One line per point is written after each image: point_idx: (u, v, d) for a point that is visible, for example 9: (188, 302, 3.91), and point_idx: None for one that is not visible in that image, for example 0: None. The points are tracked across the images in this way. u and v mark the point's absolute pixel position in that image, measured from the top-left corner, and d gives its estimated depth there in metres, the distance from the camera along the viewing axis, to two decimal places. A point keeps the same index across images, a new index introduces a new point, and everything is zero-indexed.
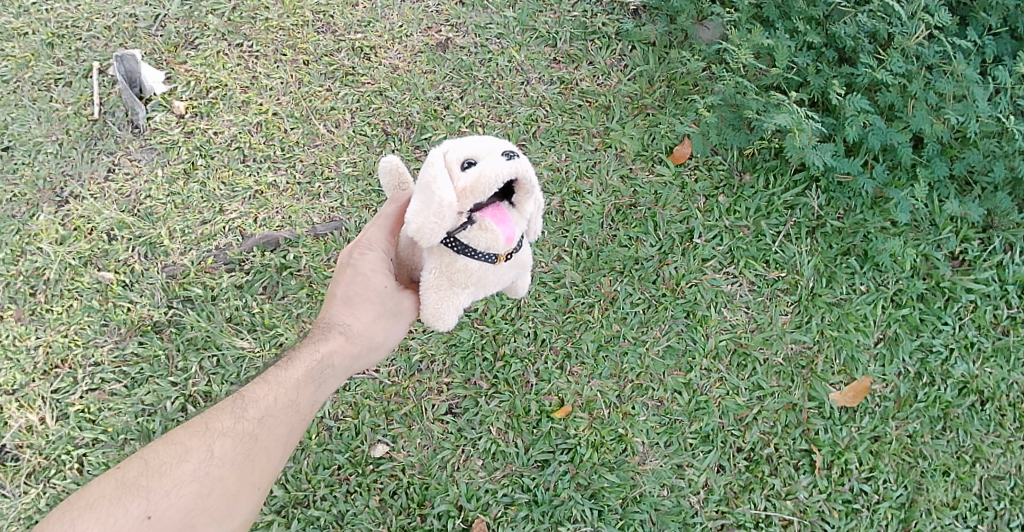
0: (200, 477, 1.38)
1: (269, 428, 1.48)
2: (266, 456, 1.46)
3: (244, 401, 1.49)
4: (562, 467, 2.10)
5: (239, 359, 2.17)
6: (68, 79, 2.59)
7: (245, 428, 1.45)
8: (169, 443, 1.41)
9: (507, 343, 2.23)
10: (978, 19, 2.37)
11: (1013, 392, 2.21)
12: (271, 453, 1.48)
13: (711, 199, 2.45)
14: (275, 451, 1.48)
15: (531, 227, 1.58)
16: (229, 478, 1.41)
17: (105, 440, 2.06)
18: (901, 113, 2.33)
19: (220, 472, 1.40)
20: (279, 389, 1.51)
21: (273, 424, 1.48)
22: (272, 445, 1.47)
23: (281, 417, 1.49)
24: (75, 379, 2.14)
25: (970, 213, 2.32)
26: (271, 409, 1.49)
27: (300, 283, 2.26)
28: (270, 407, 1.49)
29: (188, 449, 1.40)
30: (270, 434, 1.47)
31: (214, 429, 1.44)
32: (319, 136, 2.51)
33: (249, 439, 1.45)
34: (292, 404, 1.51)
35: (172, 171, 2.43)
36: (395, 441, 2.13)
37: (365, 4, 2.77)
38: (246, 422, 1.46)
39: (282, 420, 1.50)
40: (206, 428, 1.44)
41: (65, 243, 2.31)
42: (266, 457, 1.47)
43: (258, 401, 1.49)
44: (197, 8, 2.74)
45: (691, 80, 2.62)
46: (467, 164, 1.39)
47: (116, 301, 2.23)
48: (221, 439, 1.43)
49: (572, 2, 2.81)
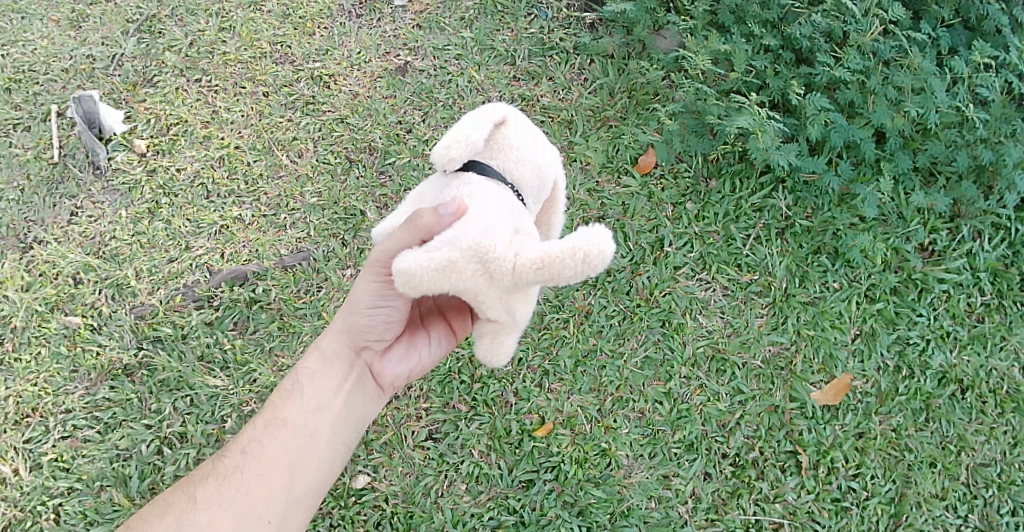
0: (188, 518, 1.49)
1: (252, 452, 1.60)
2: (262, 479, 1.56)
3: (227, 446, 1.65)
4: (547, 486, 2.07)
5: (213, 397, 2.13)
6: (27, 124, 2.56)
7: (225, 466, 1.59)
8: (154, 506, 1.55)
9: (483, 364, 2.21)
10: (930, 13, 2.41)
11: (993, 379, 2.22)
12: (265, 475, 1.57)
13: (679, 207, 2.46)
14: (275, 471, 1.58)
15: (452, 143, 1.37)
16: (223, 511, 1.51)
17: (80, 488, 2.00)
18: (862, 109, 2.35)
19: (208, 509, 1.51)
20: (258, 418, 1.68)
21: (254, 448, 1.61)
22: (260, 466, 1.58)
23: (264, 438, 1.63)
24: (47, 428, 2.08)
25: (936, 204, 2.36)
26: (249, 437, 1.64)
27: (271, 316, 2.24)
28: (249, 438, 1.64)
29: (171, 503, 1.53)
30: (256, 458, 1.59)
31: (196, 479, 1.58)
32: (283, 167, 2.49)
33: (235, 472, 1.58)
34: (275, 423, 1.65)
35: (136, 211, 2.40)
36: (377, 470, 2.09)
37: (323, 33, 2.79)
38: (227, 459, 1.61)
39: (268, 441, 1.62)
40: (190, 480, 1.59)
41: (30, 290, 2.26)
42: (260, 476, 1.56)
43: (237, 439, 1.65)
44: (154, 46, 2.74)
45: (652, 90, 2.63)
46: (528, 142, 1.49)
47: (85, 346, 2.18)
48: (202, 484, 1.56)
49: (529, 21, 2.84)
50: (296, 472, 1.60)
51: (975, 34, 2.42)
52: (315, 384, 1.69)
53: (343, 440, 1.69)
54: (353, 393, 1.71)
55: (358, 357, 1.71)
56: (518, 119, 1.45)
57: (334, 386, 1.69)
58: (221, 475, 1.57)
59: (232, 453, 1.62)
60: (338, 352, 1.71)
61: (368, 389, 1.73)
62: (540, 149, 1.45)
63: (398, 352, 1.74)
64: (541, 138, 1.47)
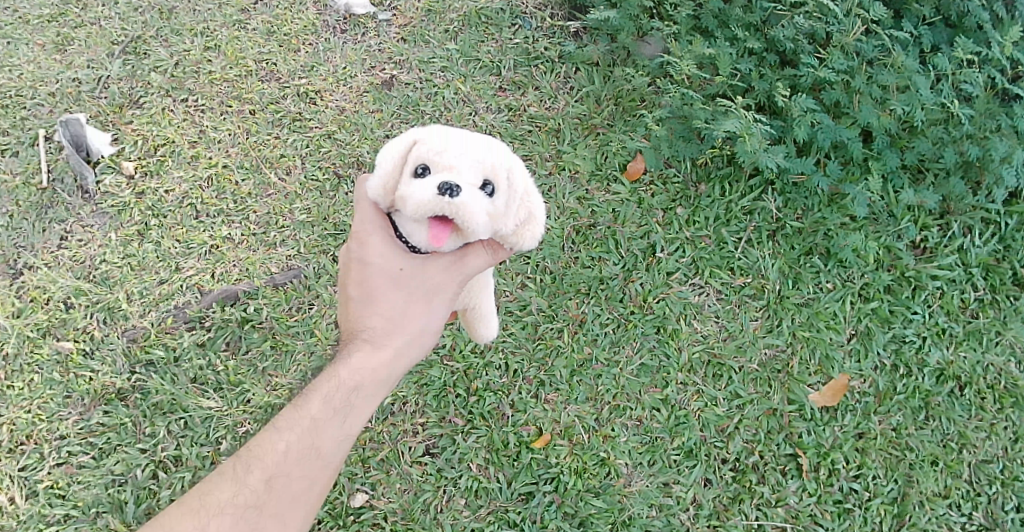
0: None
1: (277, 488, 1.46)
2: (283, 518, 1.45)
3: (247, 465, 1.48)
4: (547, 498, 2.04)
5: (207, 420, 2.10)
6: (15, 149, 2.55)
7: (245, 497, 1.44)
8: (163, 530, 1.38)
9: (479, 377, 2.20)
10: (912, 11, 2.41)
11: (990, 375, 2.21)
12: (288, 513, 1.47)
13: (670, 212, 2.45)
14: (296, 508, 1.48)
15: (514, 176, 1.41)
16: None
17: (76, 515, 1.96)
18: (848, 109, 2.35)
19: None
20: (284, 437, 1.51)
21: (281, 482, 1.47)
22: (288, 505, 1.47)
23: (296, 472, 1.49)
24: (42, 455, 2.04)
25: (926, 201, 2.36)
26: (280, 466, 1.48)
27: (263, 335, 2.23)
28: (276, 467, 1.48)
29: None
30: (285, 496, 1.47)
31: (209, 508, 1.42)
32: (272, 186, 2.49)
33: (256, 507, 1.43)
34: (309, 453, 1.50)
35: (126, 233, 2.39)
36: (374, 488, 2.05)
37: (308, 49, 2.80)
38: (250, 492, 1.44)
39: (299, 475, 1.49)
40: (201, 506, 1.42)
41: (21, 316, 2.23)
42: (282, 516, 1.45)
43: (261, 461, 1.48)
44: (140, 67, 2.74)
45: (638, 96, 2.64)
46: (423, 165, 1.35)
47: (78, 372, 2.15)
48: (219, 519, 1.41)
49: (513, 31, 2.85)
50: (312, 506, 1.51)
51: (957, 31, 2.43)
52: (361, 409, 1.57)
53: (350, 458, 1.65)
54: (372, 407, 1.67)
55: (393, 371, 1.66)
56: (448, 147, 1.35)
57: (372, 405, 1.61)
58: (242, 509, 1.42)
59: (256, 485, 1.45)
60: (394, 373, 1.58)
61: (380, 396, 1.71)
62: (444, 136, 1.38)
63: None
64: (441, 136, 1.38)
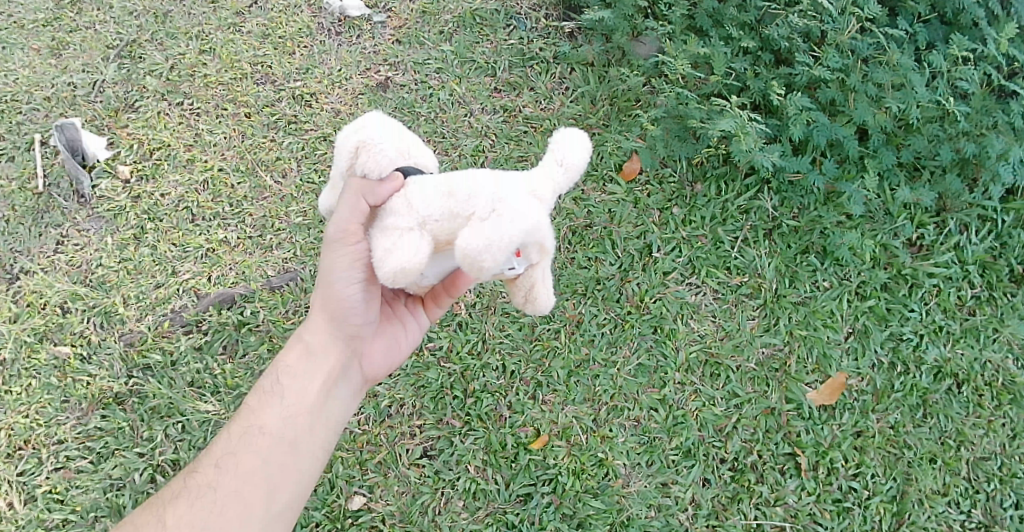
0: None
1: (226, 469, 1.53)
2: (238, 496, 1.49)
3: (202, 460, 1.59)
4: (546, 499, 2.04)
5: (204, 423, 2.10)
6: (11, 154, 2.55)
7: (197, 484, 1.52)
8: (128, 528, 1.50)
9: (476, 379, 2.19)
10: (907, 9, 2.42)
11: (988, 372, 2.20)
12: (243, 492, 1.50)
13: (666, 212, 2.45)
14: (251, 486, 1.51)
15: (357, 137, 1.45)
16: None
17: (75, 520, 1.96)
18: (843, 107, 2.35)
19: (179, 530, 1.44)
20: (234, 429, 1.61)
21: (229, 463, 1.53)
22: (238, 483, 1.50)
23: (241, 453, 1.54)
24: (40, 459, 2.04)
25: (922, 198, 2.36)
26: (225, 451, 1.56)
27: (260, 338, 2.22)
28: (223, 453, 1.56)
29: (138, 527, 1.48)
30: (233, 475, 1.51)
31: (167, 501, 1.52)
32: (267, 189, 2.49)
33: (210, 490, 1.50)
34: (251, 431, 1.58)
35: (122, 238, 2.38)
36: (372, 490, 2.05)
37: (303, 52, 2.80)
38: (199, 476, 1.54)
39: (246, 455, 1.54)
40: (161, 503, 1.52)
41: (18, 321, 2.23)
42: (236, 493, 1.49)
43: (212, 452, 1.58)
44: (135, 71, 2.74)
45: (633, 96, 2.63)
46: None
47: (75, 376, 2.15)
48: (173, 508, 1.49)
49: (508, 32, 2.85)
50: (273, 485, 1.53)
51: (953, 28, 2.42)
52: (297, 386, 1.62)
53: (327, 445, 1.63)
54: (337, 392, 1.65)
55: (347, 347, 1.64)
56: None
57: (319, 383, 1.62)
58: (195, 494, 1.50)
59: (207, 472, 1.54)
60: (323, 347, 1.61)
61: (351, 380, 1.67)
62: None
63: (381, 344, 1.71)
64: None
